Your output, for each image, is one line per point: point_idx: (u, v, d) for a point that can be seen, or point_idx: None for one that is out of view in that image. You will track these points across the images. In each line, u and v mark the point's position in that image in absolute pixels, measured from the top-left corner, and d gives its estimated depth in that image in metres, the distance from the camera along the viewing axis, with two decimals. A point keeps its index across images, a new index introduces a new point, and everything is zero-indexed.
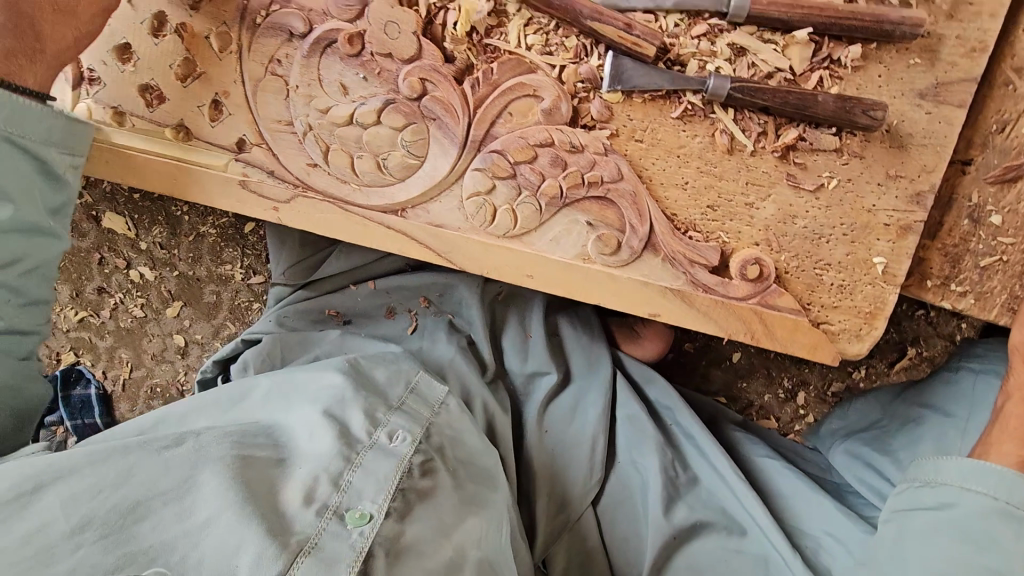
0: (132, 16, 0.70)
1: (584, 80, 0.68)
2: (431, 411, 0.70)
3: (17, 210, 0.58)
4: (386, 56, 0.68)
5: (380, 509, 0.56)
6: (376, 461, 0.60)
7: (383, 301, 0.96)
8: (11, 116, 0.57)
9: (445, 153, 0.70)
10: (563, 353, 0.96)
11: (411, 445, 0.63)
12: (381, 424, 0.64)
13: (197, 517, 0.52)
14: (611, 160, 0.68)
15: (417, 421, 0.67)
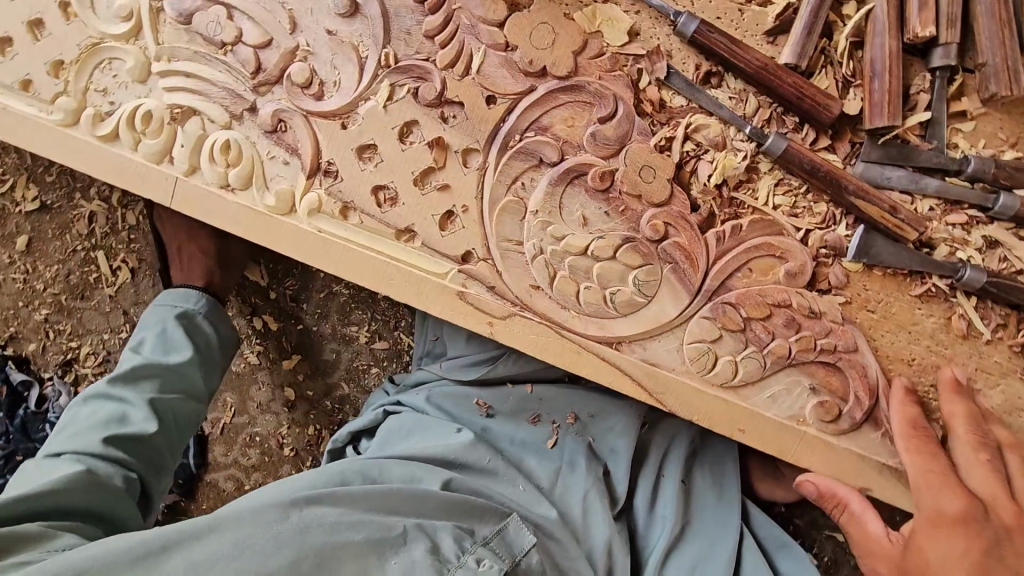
0: (382, 119, 0.71)
1: (828, 246, 0.67)
2: (512, 560, 0.69)
3: (189, 362, 0.85)
4: (635, 196, 0.68)
5: None
6: None
7: (533, 407, 0.90)
8: (214, 306, 0.91)
9: (675, 297, 0.69)
10: (693, 505, 0.89)
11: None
12: (468, 550, 0.66)
13: None
14: (847, 329, 0.68)
15: (501, 559, 0.67)
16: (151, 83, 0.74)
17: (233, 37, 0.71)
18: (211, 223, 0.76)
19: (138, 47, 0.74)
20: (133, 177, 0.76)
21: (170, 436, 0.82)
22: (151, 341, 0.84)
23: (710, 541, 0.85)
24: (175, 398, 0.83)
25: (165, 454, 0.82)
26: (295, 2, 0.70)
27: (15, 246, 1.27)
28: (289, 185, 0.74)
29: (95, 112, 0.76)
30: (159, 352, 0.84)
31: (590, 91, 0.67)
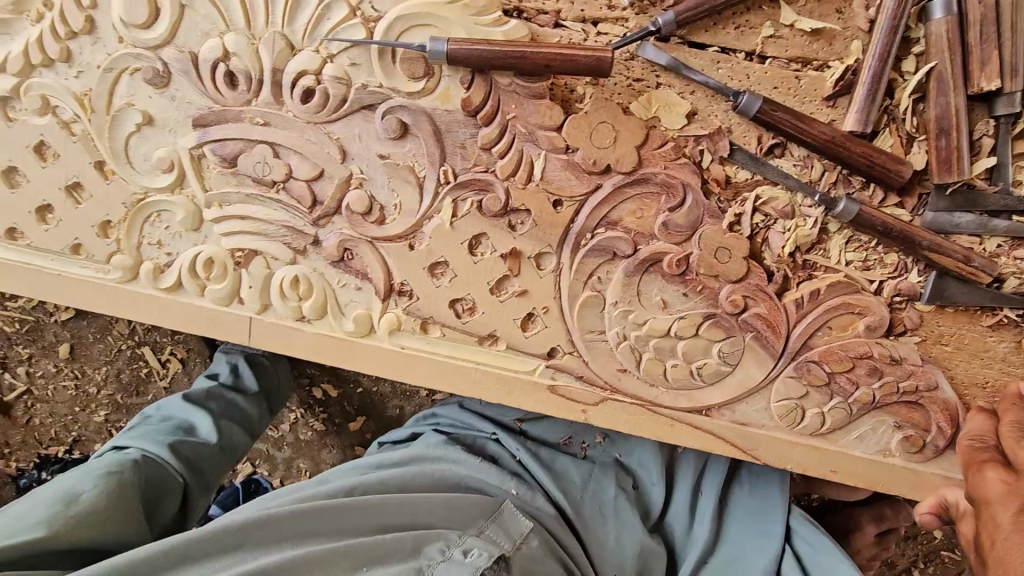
0: (450, 234, 0.70)
1: (901, 293, 0.70)
2: (512, 541, 0.68)
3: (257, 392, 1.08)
4: (712, 276, 0.69)
5: None
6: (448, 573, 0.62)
7: (565, 429, 0.90)
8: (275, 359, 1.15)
9: (760, 362, 0.72)
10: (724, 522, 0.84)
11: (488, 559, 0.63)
12: (455, 543, 0.66)
13: None
14: (926, 369, 0.71)
15: (494, 544, 0.66)
16: (206, 230, 0.73)
17: (283, 174, 0.70)
18: (291, 353, 0.77)
19: (185, 196, 0.72)
20: (205, 323, 0.76)
21: (221, 456, 0.95)
22: (224, 376, 1.06)
23: (744, 557, 0.80)
24: (235, 427, 1.00)
25: (211, 474, 0.93)
26: (341, 131, 0.68)
27: (59, 355, 1.27)
28: (364, 309, 0.74)
29: (154, 265, 0.75)
30: (230, 381, 1.06)
31: (656, 181, 0.67)
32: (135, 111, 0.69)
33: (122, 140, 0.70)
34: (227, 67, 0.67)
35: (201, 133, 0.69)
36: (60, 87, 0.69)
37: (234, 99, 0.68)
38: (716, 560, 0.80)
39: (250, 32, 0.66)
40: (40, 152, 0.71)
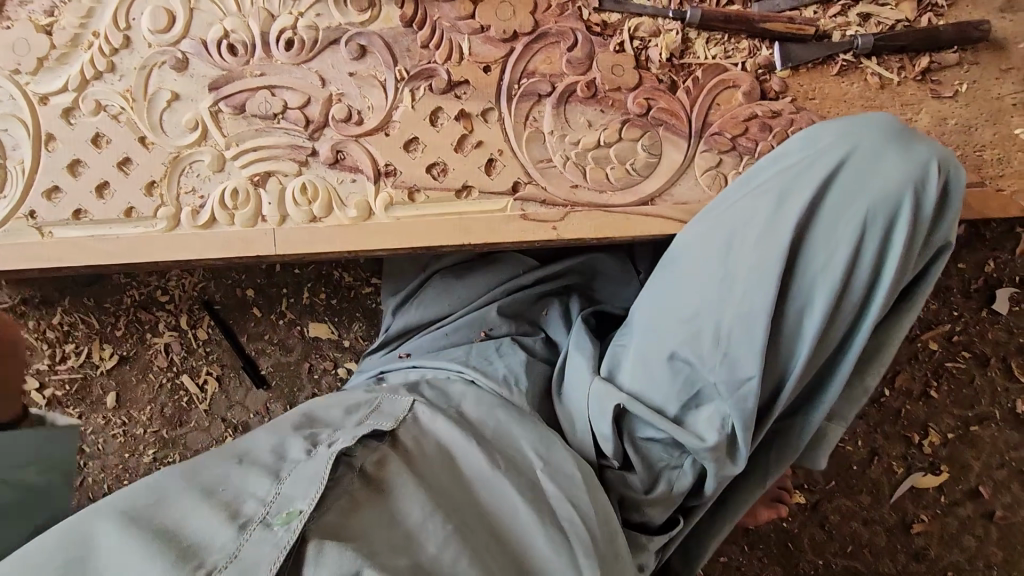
0: (414, 115, 0.91)
1: (761, 67, 0.90)
2: (396, 420, 0.80)
3: None
4: (616, 90, 0.90)
5: (309, 503, 0.63)
6: (305, 469, 0.68)
7: (442, 337, 1.12)
8: None
9: (677, 146, 0.90)
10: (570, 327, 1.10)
11: (349, 443, 0.71)
12: (321, 444, 0.73)
13: (105, 570, 0.57)
14: (804, 115, 0.90)
15: (360, 430, 0.76)
16: (229, 168, 0.93)
17: (281, 107, 0.92)
18: (311, 251, 0.93)
19: (209, 146, 0.93)
20: (238, 245, 0.93)
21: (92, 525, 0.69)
22: None
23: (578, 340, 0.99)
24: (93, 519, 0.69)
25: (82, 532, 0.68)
26: (318, 64, 0.92)
27: (107, 404, 1.39)
28: (362, 195, 0.93)
29: (191, 208, 0.93)
30: None
31: (553, 33, 0.90)
32: (165, 92, 0.93)
33: (157, 115, 0.93)
34: (228, 41, 0.92)
35: (216, 94, 0.92)
36: (108, 90, 0.93)
37: (236, 62, 0.92)
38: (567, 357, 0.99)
39: (241, 12, 0.92)
40: (95, 142, 0.93)
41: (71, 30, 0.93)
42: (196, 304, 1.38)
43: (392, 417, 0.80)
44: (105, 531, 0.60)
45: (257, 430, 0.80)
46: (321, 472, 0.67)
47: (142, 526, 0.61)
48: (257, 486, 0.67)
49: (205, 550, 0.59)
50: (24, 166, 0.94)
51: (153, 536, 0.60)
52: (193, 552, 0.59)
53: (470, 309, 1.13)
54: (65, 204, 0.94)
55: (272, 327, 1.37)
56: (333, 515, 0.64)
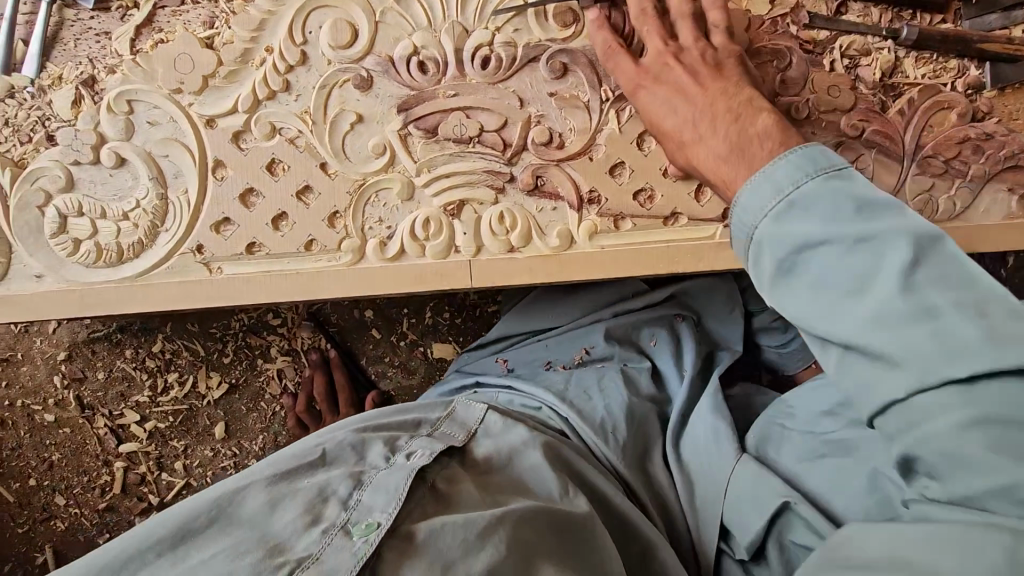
0: (619, 137, 0.86)
1: (971, 86, 0.88)
2: (468, 432, 0.73)
3: None
4: (829, 111, 0.87)
5: (390, 515, 0.55)
6: (386, 477, 0.61)
7: (542, 358, 1.05)
8: None
9: (889, 170, 0.88)
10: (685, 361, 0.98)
11: (429, 458, 0.64)
12: (400, 452, 0.66)
13: (199, 558, 0.51)
14: (1014, 137, 0.88)
15: (438, 443, 0.68)
16: (420, 196, 0.87)
17: (476, 130, 0.86)
18: (508, 283, 0.88)
19: (397, 173, 0.86)
20: (430, 278, 0.87)
21: None
22: None
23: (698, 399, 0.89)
24: None
25: None
26: (516, 84, 0.86)
27: (214, 436, 1.30)
28: (563, 224, 0.87)
29: (379, 240, 0.87)
30: None
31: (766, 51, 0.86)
32: (349, 113, 0.85)
33: (340, 139, 0.85)
34: (418, 58, 0.85)
35: (405, 116, 0.85)
36: (284, 111, 0.85)
37: (426, 81, 0.85)
38: (682, 412, 0.88)
39: (431, 27, 0.85)
40: (271, 169, 0.85)
41: (241, 45, 0.84)
42: (310, 326, 1.29)
43: (463, 429, 0.73)
44: (197, 530, 0.54)
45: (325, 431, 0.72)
46: (401, 483, 0.59)
47: (229, 523, 0.55)
48: (339, 486, 0.59)
49: (287, 547, 0.52)
50: (189, 197, 0.85)
51: (241, 536, 0.53)
52: (275, 552, 0.52)
53: (573, 326, 1.06)
54: (237, 237, 0.86)
55: (393, 348, 1.31)
56: (412, 525, 0.55)
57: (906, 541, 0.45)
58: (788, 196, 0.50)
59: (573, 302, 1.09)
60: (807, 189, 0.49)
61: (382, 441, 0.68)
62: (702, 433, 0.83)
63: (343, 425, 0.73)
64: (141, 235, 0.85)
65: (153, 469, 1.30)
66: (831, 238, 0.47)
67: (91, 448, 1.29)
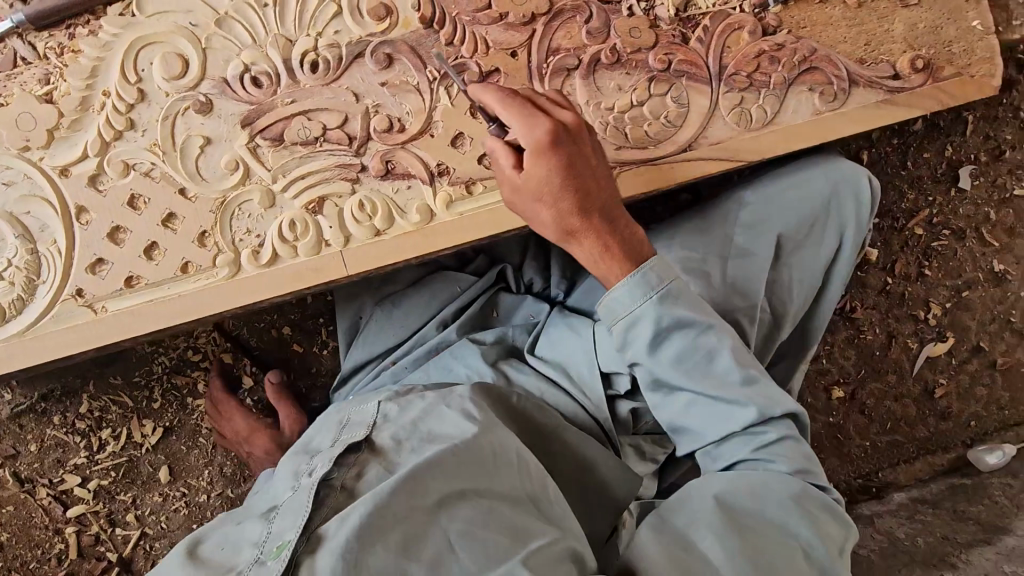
0: (453, 111, 0.94)
1: (757, 6, 0.99)
2: (366, 426, 0.77)
3: None
4: (637, 51, 0.96)
5: (295, 532, 0.61)
6: (292, 504, 0.66)
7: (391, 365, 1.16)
8: None
9: (702, 92, 0.97)
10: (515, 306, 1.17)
11: (328, 465, 0.69)
12: (304, 474, 0.71)
13: None
14: (803, 43, 0.99)
15: (336, 450, 0.72)
16: (281, 202, 0.92)
17: (320, 130, 0.92)
18: (381, 266, 0.94)
19: (254, 184, 0.91)
20: (307, 275, 0.92)
21: None
22: None
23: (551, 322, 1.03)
24: None
25: None
26: (348, 81, 0.92)
27: (160, 481, 1.32)
28: (420, 200, 0.94)
29: (251, 249, 0.91)
30: None
31: (568, 9, 0.94)
32: (196, 137, 0.90)
33: (193, 163, 0.90)
34: (251, 74, 0.91)
35: (250, 129, 0.91)
36: (134, 148, 0.89)
37: (263, 94, 0.91)
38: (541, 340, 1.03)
39: (257, 43, 0.91)
40: (133, 204, 0.90)
41: (78, 94, 0.88)
42: (233, 354, 1.33)
43: (363, 425, 0.77)
44: None
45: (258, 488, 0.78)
46: (304, 502, 0.65)
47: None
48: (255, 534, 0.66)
49: None
50: (59, 246, 0.89)
51: None
52: None
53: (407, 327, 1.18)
54: (114, 274, 0.90)
55: (317, 359, 1.35)
56: (318, 533, 0.62)
57: (732, 493, 0.69)
58: (649, 296, 0.72)
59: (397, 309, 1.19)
60: (671, 287, 0.73)
61: (295, 468, 0.74)
62: (558, 340, 0.98)
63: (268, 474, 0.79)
64: (19, 291, 0.89)
65: (105, 527, 1.31)
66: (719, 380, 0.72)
67: (37, 521, 1.29)
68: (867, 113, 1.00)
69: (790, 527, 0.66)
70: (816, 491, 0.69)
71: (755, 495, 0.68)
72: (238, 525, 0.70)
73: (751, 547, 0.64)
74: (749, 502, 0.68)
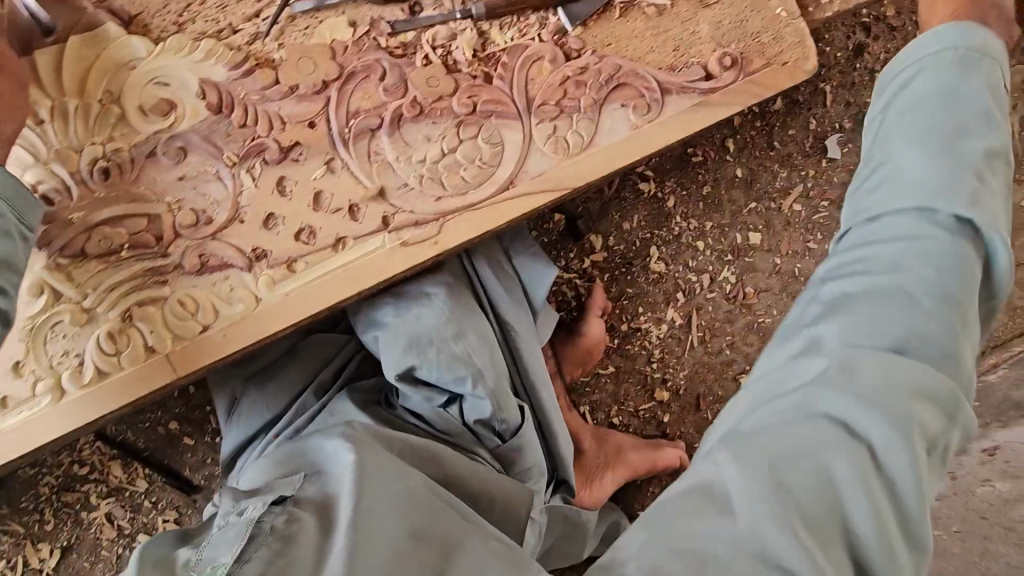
0: (261, 193, 0.91)
1: (556, 32, 0.98)
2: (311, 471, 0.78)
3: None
4: (439, 99, 0.94)
5: (231, 554, 0.61)
6: (229, 529, 0.65)
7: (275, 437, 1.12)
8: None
9: (513, 128, 0.96)
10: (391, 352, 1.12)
11: (261, 506, 0.68)
12: (242, 507, 0.71)
13: None
14: (607, 62, 0.98)
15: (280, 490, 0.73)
16: (95, 316, 0.89)
17: (123, 236, 0.89)
18: (216, 360, 0.90)
19: (64, 304, 0.88)
20: (136, 386, 0.89)
21: None
22: None
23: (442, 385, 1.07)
24: None
25: None
26: (144, 181, 0.89)
27: None
28: (242, 287, 0.91)
29: (73, 369, 0.88)
30: None
31: (360, 70, 0.93)
32: None
33: None
34: (40, 192, 0.87)
35: (49, 249, 0.87)
36: None
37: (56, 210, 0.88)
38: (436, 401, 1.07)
39: (40, 160, 0.87)
40: None
41: None
42: (122, 459, 1.28)
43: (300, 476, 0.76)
44: None
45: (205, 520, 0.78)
46: (241, 528, 0.64)
47: None
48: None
49: None
50: None
51: None
52: None
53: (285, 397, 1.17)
54: None
55: (212, 448, 1.31)
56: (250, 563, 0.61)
57: (766, 435, 0.59)
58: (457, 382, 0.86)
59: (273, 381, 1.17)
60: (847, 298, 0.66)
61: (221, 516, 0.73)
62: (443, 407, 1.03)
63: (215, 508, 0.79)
64: None
65: None
66: (903, 131, 0.72)
67: None
68: (686, 119, 0.99)
69: (838, 498, 0.54)
70: (842, 479, 0.54)
71: (872, 374, 0.59)
72: (156, 556, 0.68)
73: (926, 335, 0.61)
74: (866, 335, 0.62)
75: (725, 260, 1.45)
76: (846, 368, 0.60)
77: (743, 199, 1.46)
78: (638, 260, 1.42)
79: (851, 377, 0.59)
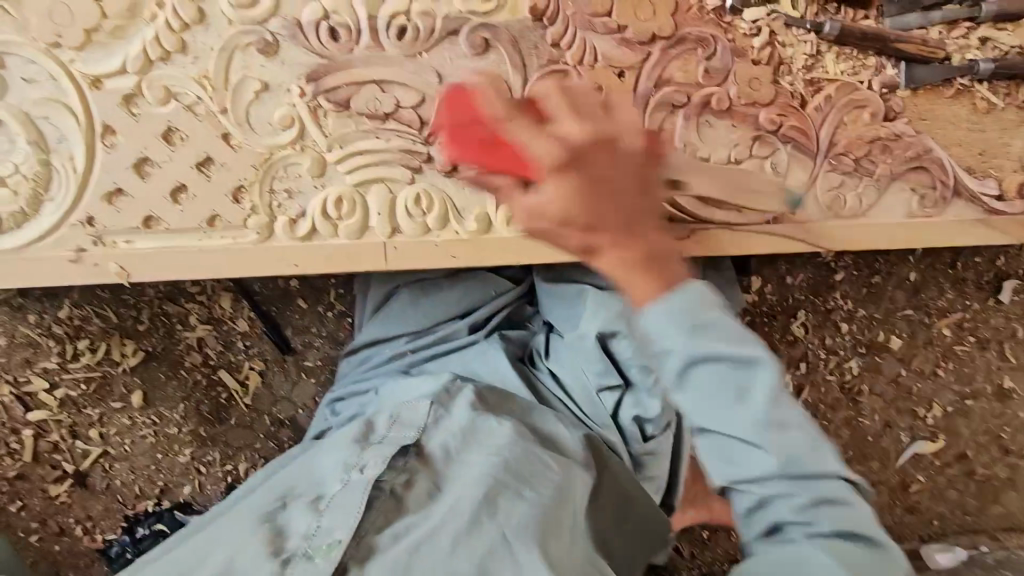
0: None
1: (885, 86, 0.90)
2: (419, 431, 0.75)
3: None
4: (750, 103, 0.87)
5: (347, 534, 0.60)
6: (341, 497, 0.65)
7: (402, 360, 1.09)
8: None
9: (803, 165, 0.90)
10: (560, 308, 1.05)
11: (382, 466, 0.67)
12: (356, 463, 0.70)
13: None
14: (919, 139, 0.92)
15: (394, 448, 0.71)
16: (332, 174, 0.83)
17: (391, 105, 0.82)
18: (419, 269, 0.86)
19: (308, 147, 0.82)
20: (343, 258, 0.84)
21: None
22: None
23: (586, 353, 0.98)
24: None
25: None
26: (435, 58, 0.82)
27: (132, 405, 1.26)
28: (481, 207, 0.86)
29: (288, 218, 0.83)
30: None
31: (692, 39, 0.85)
32: (253, 80, 0.80)
33: (245, 109, 0.80)
34: (329, 24, 0.79)
35: (314, 87, 0.81)
36: (180, 75, 0.79)
37: (338, 49, 0.80)
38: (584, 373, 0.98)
39: None
40: (167, 138, 0.80)
41: None
42: (233, 295, 1.25)
43: (414, 427, 0.75)
44: (238, 534, 0.63)
45: (322, 443, 0.80)
46: (357, 502, 0.63)
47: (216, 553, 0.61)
48: (298, 521, 0.64)
49: (279, 548, 0.61)
50: (76, 165, 0.80)
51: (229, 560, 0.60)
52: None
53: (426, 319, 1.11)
54: (132, 210, 0.81)
55: (319, 319, 1.28)
56: (372, 537, 0.62)
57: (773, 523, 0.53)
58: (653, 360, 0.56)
59: (426, 297, 1.11)
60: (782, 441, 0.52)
61: (345, 457, 0.72)
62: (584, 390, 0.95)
63: (335, 435, 0.81)
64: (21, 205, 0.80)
65: (67, 436, 1.26)
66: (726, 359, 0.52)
67: None
68: (957, 227, 0.95)
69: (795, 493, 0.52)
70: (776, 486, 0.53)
71: (773, 575, 0.52)
72: (273, 494, 0.69)
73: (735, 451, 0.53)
74: (733, 347, 0.52)
75: (857, 351, 1.43)
76: (781, 429, 0.51)
77: (902, 302, 1.41)
78: (781, 316, 1.40)
79: (723, 321, 0.53)
